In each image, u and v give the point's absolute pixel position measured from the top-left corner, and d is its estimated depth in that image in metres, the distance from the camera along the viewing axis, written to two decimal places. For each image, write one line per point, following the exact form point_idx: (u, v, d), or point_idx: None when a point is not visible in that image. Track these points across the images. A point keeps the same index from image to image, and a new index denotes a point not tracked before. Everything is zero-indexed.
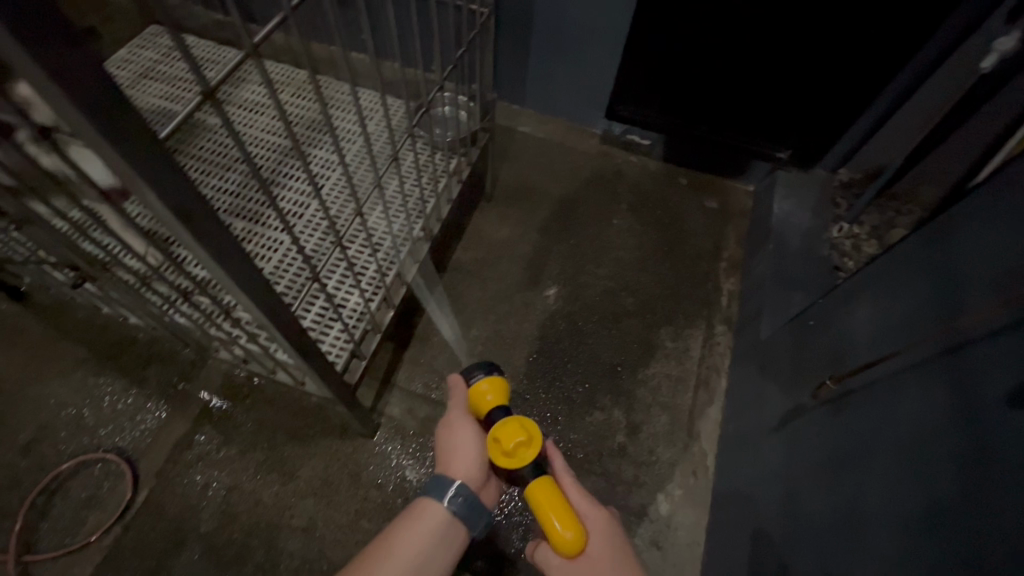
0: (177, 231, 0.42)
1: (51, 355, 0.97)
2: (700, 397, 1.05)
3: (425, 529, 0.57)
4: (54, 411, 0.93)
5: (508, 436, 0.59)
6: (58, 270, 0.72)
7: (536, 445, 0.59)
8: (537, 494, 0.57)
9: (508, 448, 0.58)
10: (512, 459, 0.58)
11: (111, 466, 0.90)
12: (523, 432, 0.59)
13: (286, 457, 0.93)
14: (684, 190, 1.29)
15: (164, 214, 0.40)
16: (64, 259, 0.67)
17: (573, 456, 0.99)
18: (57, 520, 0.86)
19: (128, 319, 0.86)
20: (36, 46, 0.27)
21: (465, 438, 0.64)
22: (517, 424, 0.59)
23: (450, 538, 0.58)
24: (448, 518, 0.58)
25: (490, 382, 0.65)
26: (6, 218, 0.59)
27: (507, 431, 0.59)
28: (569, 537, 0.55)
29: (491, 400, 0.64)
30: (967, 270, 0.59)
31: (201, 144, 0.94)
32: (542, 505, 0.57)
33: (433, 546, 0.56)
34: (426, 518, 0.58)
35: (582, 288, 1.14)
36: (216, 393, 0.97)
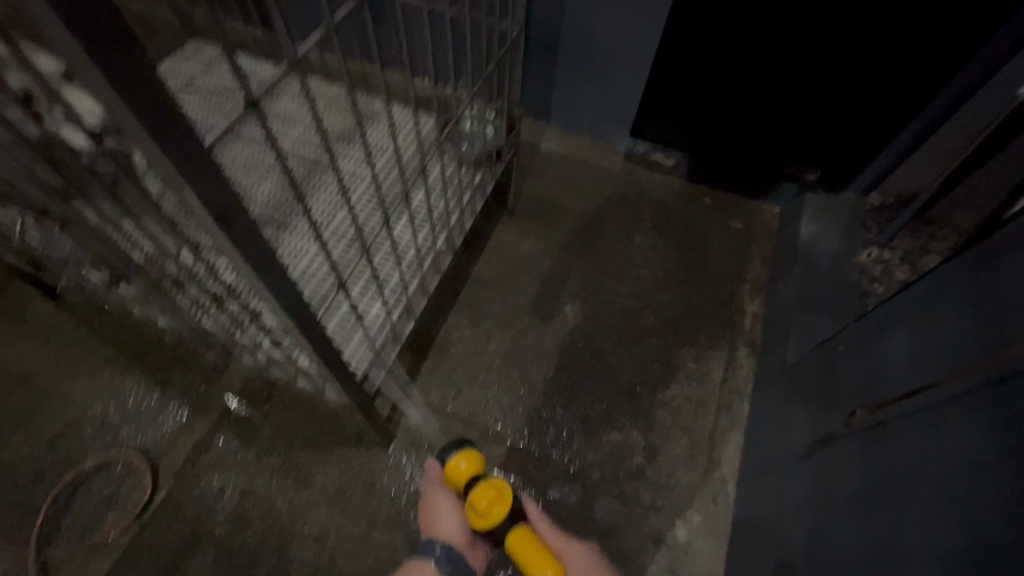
0: (214, 235, 0.43)
1: (81, 353, 1.00)
2: (721, 421, 1.03)
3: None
4: (81, 407, 0.96)
5: (480, 498, 0.66)
6: (95, 270, 0.74)
7: (506, 502, 0.66)
8: (514, 547, 0.64)
9: (483, 510, 0.66)
10: (487, 518, 0.65)
11: (132, 465, 0.92)
12: (493, 493, 0.66)
13: (301, 464, 0.93)
14: (708, 210, 1.27)
15: (203, 218, 0.41)
16: (102, 260, 0.69)
17: (590, 475, 0.97)
18: (76, 517, 0.88)
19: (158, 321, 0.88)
20: (97, 50, 0.28)
21: (447, 506, 0.75)
22: (485, 487, 0.67)
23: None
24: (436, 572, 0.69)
25: (462, 454, 0.72)
26: (52, 218, 0.61)
27: (478, 496, 0.67)
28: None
29: (465, 469, 0.71)
30: (1010, 298, 0.57)
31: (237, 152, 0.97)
32: (522, 555, 0.63)
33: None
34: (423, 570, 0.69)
35: (602, 306, 1.14)
36: (236, 397, 0.98)
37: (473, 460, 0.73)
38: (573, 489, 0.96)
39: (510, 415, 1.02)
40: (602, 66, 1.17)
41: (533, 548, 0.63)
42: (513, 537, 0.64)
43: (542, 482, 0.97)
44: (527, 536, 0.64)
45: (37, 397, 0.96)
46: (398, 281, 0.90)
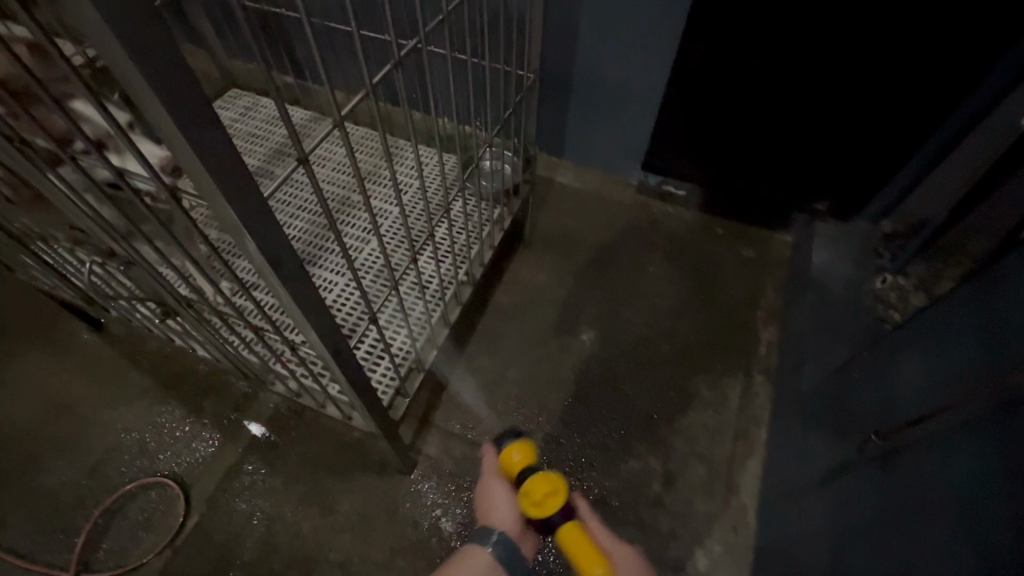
0: (263, 272, 0.47)
1: (122, 382, 1.05)
2: (739, 449, 1.03)
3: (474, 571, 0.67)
4: (120, 435, 1.00)
5: (537, 488, 0.67)
6: (145, 305, 0.79)
7: (561, 493, 0.67)
8: (566, 541, 0.65)
9: (538, 499, 0.67)
10: (542, 508, 0.66)
11: (166, 490, 0.96)
12: (549, 485, 0.67)
13: (326, 491, 0.96)
14: (720, 240, 1.30)
15: (254, 257, 0.45)
16: (152, 296, 0.74)
17: (608, 503, 0.98)
18: (115, 541, 0.92)
19: (196, 351, 0.93)
20: (184, 123, 0.34)
21: (501, 494, 0.76)
22: (543, 477, 0.68)
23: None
24: (492, 560, 0.69)
25: (518, 446, 0.74)
26: (116, 258, 0.67)
27: (534, 485, 0.67)
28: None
29: (520, 459, 0.73)
30: (1015, 325, 0.59)
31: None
32: (572, 549, 0.64)
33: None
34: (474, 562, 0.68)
35: (618, 335, 1.16)
36: (263, 425, 1.02)
37: (529, 451, 0.74)
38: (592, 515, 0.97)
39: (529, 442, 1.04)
40: (614, 104, 1.24)
41: (583, 544, 0.64)
42: (565, 530, 0.65)
43: None
44: (578, 531, 0.65)
45: (81, 424, 1.01)
46: (422, 310, 0.95)
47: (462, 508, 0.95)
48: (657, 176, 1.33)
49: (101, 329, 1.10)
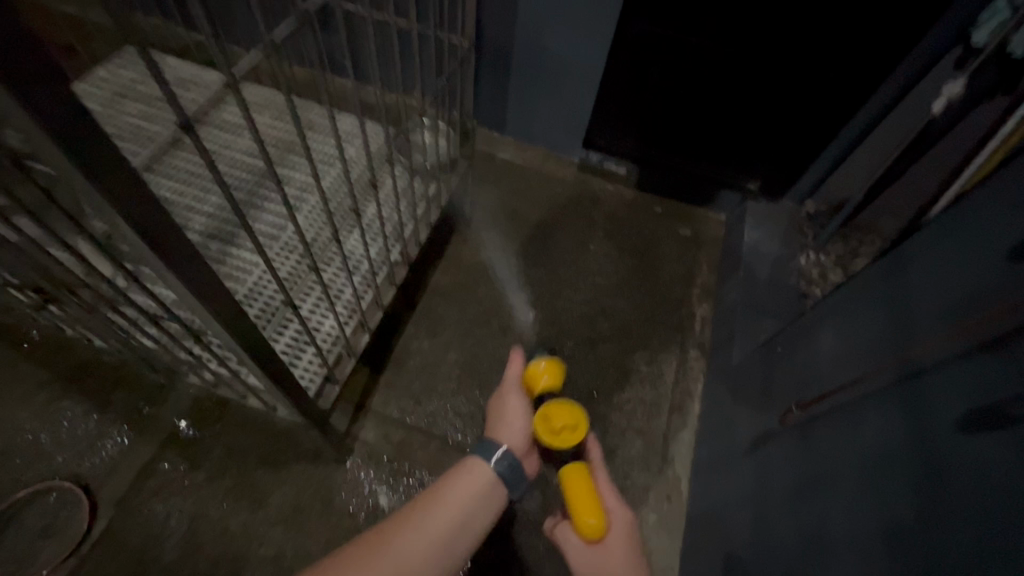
0: (149, 258, 0.42)
1: (10, 378, 0.94)
2: (674, 421, 1.06)
3: (470, 485, 0.60)
4: (10, 436, 0.90)
5: (552, 419, 0.69)
6: (22, 292, 0.69)
7: (578, 430, 0.69)
8: (567, 479, 0.67)
9: (554, 426, 0.69)
10: (554, 436, 0.69)
11: (69, 495, 0.87)
12: (570, 417, 0.69)
13: (256, 483, 0.90)
14: (658, 218, 1.32)
15: (134, 240, 0.40)
16: (28, 281, 0.65)
17: (551, 480, 0.98)
18: (9, 554, 0.82)
19: (95, 343, 0.84)
20: (12, 85, 0.28)
21: (516, 412, 0.73)
22: (566, 410, 0.70)
23: (490, 498, 0.61)
24: (494, 477, 0.62)
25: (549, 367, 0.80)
26: None
27: (553, 414, 0.70)
28: (591, 522, 0.63)
29: (546, 381, 0.78)
30: (920, 302, 0.62)
31: (179, 165, 0.94)
32: (572, 490, 0.66)
33: (479, 494, 0.60)
34: (471, 476, 0.61)
35: (559, 313, 1.16)
36: (185, 417, 0.94)
37: (556, 377, 0.80)
38: (533, 494, 0.97)
39: (471, 423, 1.01)
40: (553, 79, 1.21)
41: (584, 488, 0.66)
42: (568, 469, 0.68)
43: None
44: (583, 475, 0.67)
45: None
46: (351, 294, 0.90)
47: (402, 493, 0.93)
48: (598, 154, 1.33)
49: None
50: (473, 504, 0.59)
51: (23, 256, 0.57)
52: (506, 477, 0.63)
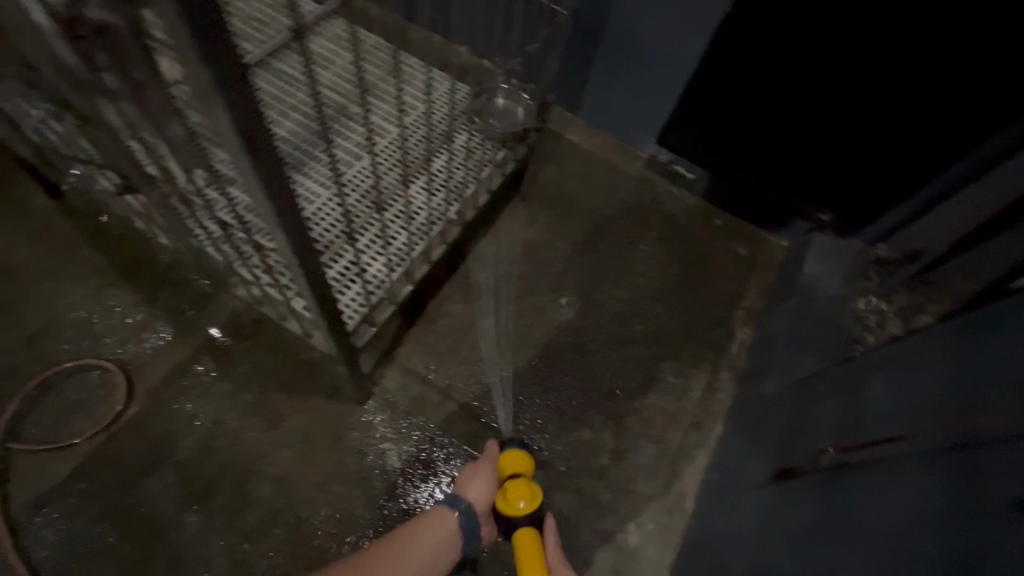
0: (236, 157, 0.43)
1: (75, 259, 0.99)
2: (690, 437, 1.03)
3: (439, 530, 0.73)
4: (65, 310, 0.95)
5: (509, 495, 0.70)
6: (108, 174, 0.74)
7: (534, 503, 0.70)
8: (517, 542, 0.66)
9: (511, 497, 0.70)
10: (510, 507, 0.69)
11: (107, 376, 0.90)
12: (528, 490, 0.70)
13: (273, 405, 0.92)
14: (716, 231, 1.28)
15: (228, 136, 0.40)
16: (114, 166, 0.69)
17: (555, 467, 0.97)
18: (46, 416, 0.87)
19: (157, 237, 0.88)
20: None
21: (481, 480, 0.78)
22: (524, 486, 0.70)
23: (451, 543, 0.73)
24: (456, 527, 0.74)
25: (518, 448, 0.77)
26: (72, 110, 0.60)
27: (511, 487, 0.70)
28: None
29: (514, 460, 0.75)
30: (991, 370, 0.56)
31: (265, 88, 0.97)
32: (520, 551, 0.65)
33: (444, 546, 0.72)
34: (440, 522, 0.73)
35: (596, 306, 1.14)
36: (220, 328, 0.97)
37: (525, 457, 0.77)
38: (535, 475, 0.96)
39: (488, 394, 1.01)
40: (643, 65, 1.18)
41: (532, 553, 0.65)
42: (520, 534, 0.67)
43: None
44: (533, 541, 0.66)
45: (26, 294, 0.96)
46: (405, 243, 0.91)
47: (410, 446, 0.94)
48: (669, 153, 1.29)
49: (58, 199, 1.03)
50: (437, 554, 0.71)
51: (113, 136, 0.58)
52: (463, 527, 0.74)
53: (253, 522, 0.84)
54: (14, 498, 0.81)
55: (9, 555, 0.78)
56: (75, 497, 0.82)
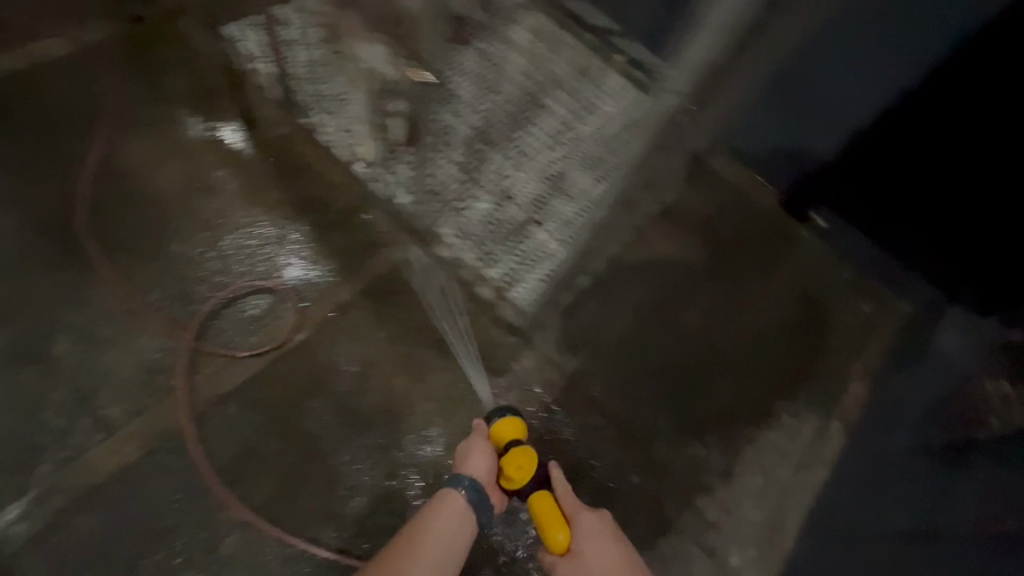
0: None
1: (264, 187, 1.06)
2: (800, 477, 1.04)
3: (452, 510, 0.73)
4: (252, 232, 1.02)
5: (514, 466, 0.75)
6: None
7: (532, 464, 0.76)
8: (534, 507, 0.75)
9: (515, 468, 0.76)
10: (517, 476, 0.76)
11: (285, 300, 0.98)
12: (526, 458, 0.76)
13: (422, 359, 0.98)
14: (851, 284, 1.17)
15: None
16: None
17: (668, 476, 1.00)
18: (233, 325, 0.95)
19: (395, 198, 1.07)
20: None
21: (481, 453, 0.78)
22: (521, 452, 0.76)
23: (465, 520, 0.73)
24: (463, 502, 0.74)
25: (507, 419, 0.81)
26: None
27: (514, 459, 0.76)
28: (559, 539, 0.72)
29: (508, 431, 0.80)
30: None
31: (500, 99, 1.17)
32: (539, 515, 0.74)
33: (456, 521, 0.73)
34: (447, 506, 0.74)
35: (725, 328, 1.12)
36: (382, 278, 1.03)
37: (519, 425, 0.81)
38: (649, 479, 0.99)
39: (615, 392, 1.04)
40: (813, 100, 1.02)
41: (551, 514, 0.73)
42: (534, 498, 0.75)
43: (627, 465, 1.00)
44: (548, 500, 0.74)
45: (218, 208, 1.02)
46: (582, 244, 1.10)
47: (540, 423, 1.00)
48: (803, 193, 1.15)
49: (252, 125, 1.10)
50: (455, 532, 0.72)
51: None
52: (473, 501, 0.75)
53: (395, 463, 0.90)
54: (198, 391, 0.88)
55: (189, 441, 0.85)
56: (252, 404, 0.89)
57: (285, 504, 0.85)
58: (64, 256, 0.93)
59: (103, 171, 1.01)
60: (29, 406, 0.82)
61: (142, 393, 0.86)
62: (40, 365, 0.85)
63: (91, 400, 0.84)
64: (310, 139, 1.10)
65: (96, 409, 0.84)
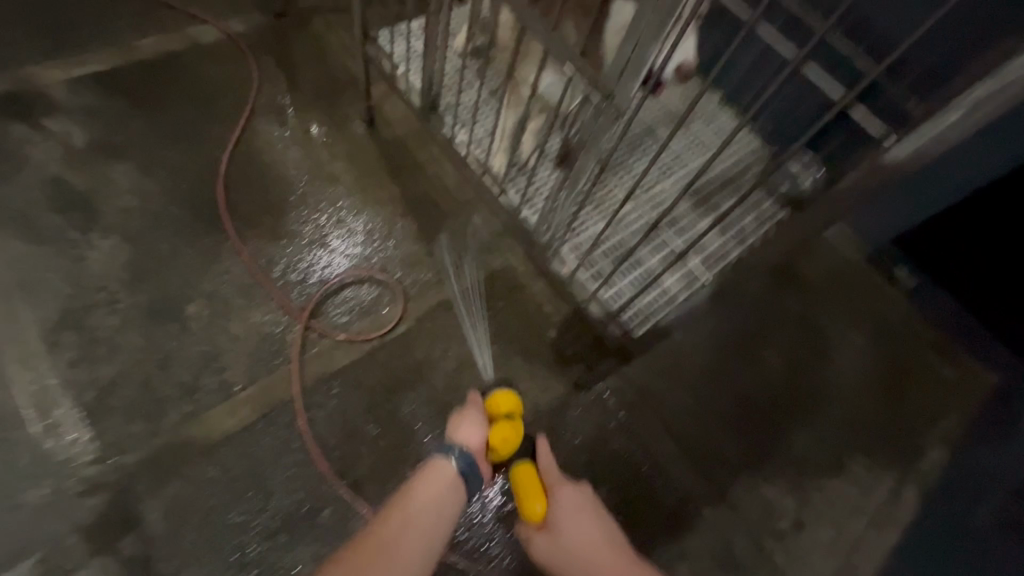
0: (978, 106, 0.47)
1: (378, 181, 1.12)
2: (871, 534, 1.02)
3: (438, 479, 0.62)
4: (364, 225, 1.08)
5: (500, 439, 0.69)
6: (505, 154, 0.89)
7: (518, 439, 0.70)
8: (516, 477, 0.72)
9: (500, 440, 0.69)
10: (503, 449, 0.70)
11: (389, 292, 1.03)
12: (512, 431, 0.70)
13: (512, 366, 1.02)
14: (930, 343, 1.15)
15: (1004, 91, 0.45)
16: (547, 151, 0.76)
17: (737, 512, 1.00)
18: (340, 308, 1.00)
19: (503, 197, 0.91)
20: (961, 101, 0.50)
21: (472, 419, 0.69)
22: (507, 425, 0.70)
23: (453, 494, 0.62)
24: (455, 471, 0.63)
25: (502, 391, 0.75)
26: (541, 92, 0.72)
27: (499, 431, 0.70)
28: (537, 509, 0.69)
29: (501, 404, 0.73)
30: None
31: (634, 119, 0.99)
32: (520, 488, 0.71)
33: (446, 491, 0.61)
34: (435, 473, 0.62)
35: (805, 374, 1.11)
36: (481, 284, 1.07)
37: (514, 400, 0.75)
38: (719, 513, 1.00)
39: (691, 423, 1.04)
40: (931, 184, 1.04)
41: (532, 485, 0.70)
42: (519, 468, 0.72)
43: (699, 497, 1.00)
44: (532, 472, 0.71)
45: (335, 196, 1.09)
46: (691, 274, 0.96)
47: (616, 442, 1.01)
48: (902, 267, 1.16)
49: (372, 122, 1.15)
50: (442, 504, 0.60)
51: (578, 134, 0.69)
52: (464, 471, 0.64)
53: None
54: (306, 366, 0.94)
55: (297, 412, 0.90)
56: (353, 385, 0.94)
57: (376, 485, 0.89)
58: (198, 223, 1.01)
59: (238, 150, 1.09)
60: (160, 359, 0.90)
61: (258, 361, 0.93)
62: (174, 323, 0.93)
63: (217, 362, 0.91)
64: (424, 141, 1.17)
65: (221, 371, 0.91)
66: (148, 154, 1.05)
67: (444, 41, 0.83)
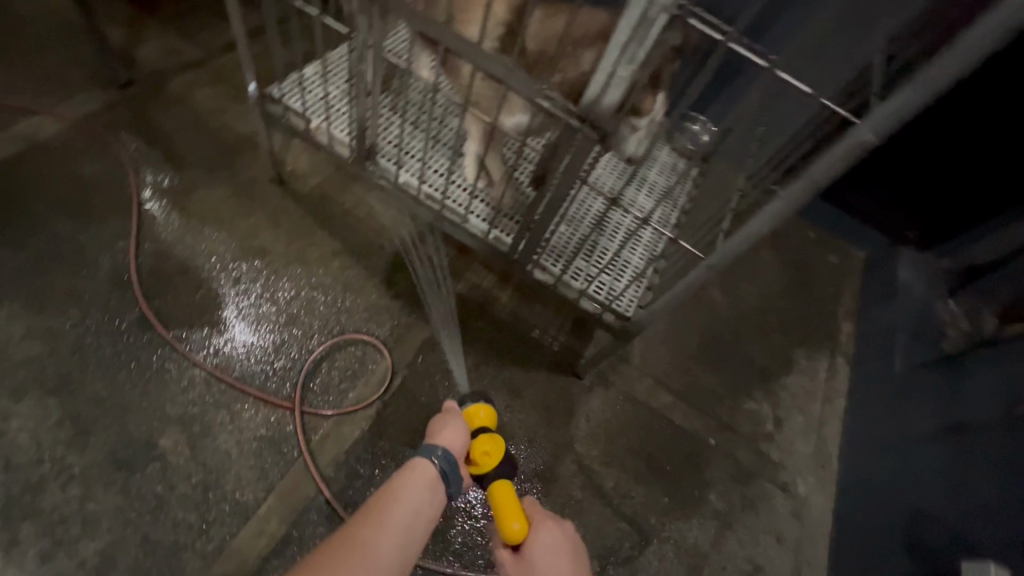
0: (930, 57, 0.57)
1: (313, 240, 1.04)
2: (827, 409, 1.21)
3: (416, 482, 0.59)
4: (314, 289, 1.00)
5: (481, 450, 0.67)
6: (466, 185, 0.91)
7: (499, 451, 0.68)
8: (493, 493, 0.65)
9: (482, 450, 0.68)
10: (481, 457, 0.67)
11: (371, 350, 0.99)
12: (494, 441, 0.68)
13: (512, 378, 1.05)
14: (813, 244, 1.40)
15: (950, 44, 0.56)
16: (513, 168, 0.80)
17: (732, 431, 1.15)
18: (328, 383, 0.94)
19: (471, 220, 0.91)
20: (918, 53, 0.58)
21: (454, 427, 0.67)
22: (487, 435, 0.69)
23: (429, 500, 0.59)
24: (434, 472, 0.61)
25: (483, 404, 0.74)
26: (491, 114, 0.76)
27: (479, 443, 0.68)
28: (514, 527, 0.61)
29: (482, 416, 0.73)
30: None
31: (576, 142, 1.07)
32: (496, 505, 0.64)
33: (423, 497, 0.58)
34: (415, 475, 0.60)
35: (741, 298, 1.29)
36: (455, 310, 1.06)
37: (493, 415, 0.74)
38: (721, 438, 1.13)
39: (673, 371, 1.17)
40: None
41: (510, 498, 0.64)
42: (495, 484, 0.65)
43: (700, 431, 1.13)
44: (510, 488, 0.65)
45: (275, 270, 1.00)
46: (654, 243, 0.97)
47: (620, 410, 1.10)
48: None
49: (283, 181, 1.07)
50: (419, 510, 0.57)
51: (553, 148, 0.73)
52: (444, 471, 0.62)
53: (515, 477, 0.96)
54: (317, 455, 0.88)
55: (326, 503, 0.85)
56: (370, 453, 0.90)
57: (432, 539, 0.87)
58: (128, 347, 0.88)
59: (143, 251, 0.95)
60: (151, 508, 0.79)
61: (264, 468, 0.85)
62: (151, 465, 0.82)
63: (217, 487, 0.82)
64: (346, 186, 1.12)
65: (227, 495, 0.82)
66: (33, 289, 0.88)
67: (366, 89, 0.80)
